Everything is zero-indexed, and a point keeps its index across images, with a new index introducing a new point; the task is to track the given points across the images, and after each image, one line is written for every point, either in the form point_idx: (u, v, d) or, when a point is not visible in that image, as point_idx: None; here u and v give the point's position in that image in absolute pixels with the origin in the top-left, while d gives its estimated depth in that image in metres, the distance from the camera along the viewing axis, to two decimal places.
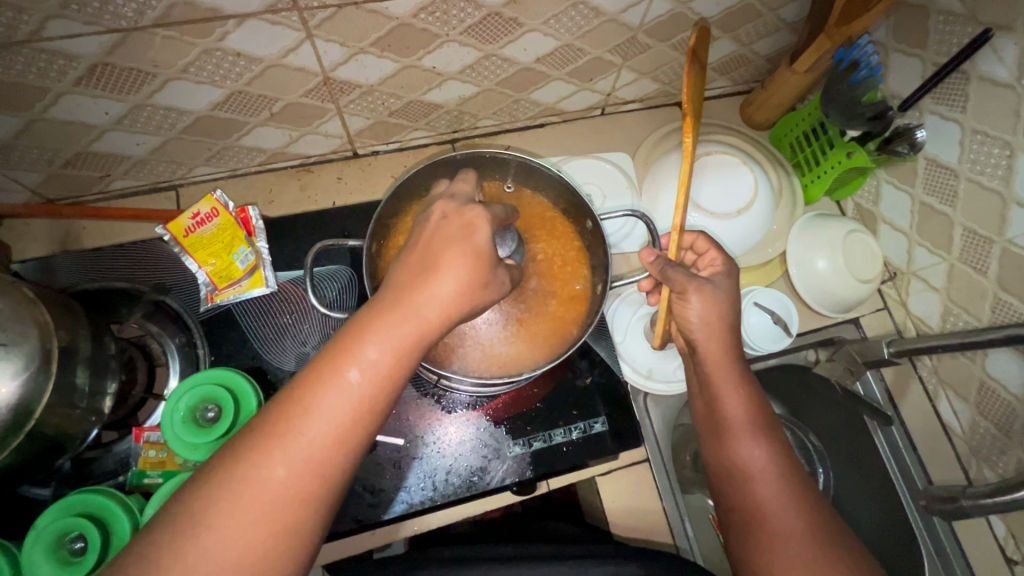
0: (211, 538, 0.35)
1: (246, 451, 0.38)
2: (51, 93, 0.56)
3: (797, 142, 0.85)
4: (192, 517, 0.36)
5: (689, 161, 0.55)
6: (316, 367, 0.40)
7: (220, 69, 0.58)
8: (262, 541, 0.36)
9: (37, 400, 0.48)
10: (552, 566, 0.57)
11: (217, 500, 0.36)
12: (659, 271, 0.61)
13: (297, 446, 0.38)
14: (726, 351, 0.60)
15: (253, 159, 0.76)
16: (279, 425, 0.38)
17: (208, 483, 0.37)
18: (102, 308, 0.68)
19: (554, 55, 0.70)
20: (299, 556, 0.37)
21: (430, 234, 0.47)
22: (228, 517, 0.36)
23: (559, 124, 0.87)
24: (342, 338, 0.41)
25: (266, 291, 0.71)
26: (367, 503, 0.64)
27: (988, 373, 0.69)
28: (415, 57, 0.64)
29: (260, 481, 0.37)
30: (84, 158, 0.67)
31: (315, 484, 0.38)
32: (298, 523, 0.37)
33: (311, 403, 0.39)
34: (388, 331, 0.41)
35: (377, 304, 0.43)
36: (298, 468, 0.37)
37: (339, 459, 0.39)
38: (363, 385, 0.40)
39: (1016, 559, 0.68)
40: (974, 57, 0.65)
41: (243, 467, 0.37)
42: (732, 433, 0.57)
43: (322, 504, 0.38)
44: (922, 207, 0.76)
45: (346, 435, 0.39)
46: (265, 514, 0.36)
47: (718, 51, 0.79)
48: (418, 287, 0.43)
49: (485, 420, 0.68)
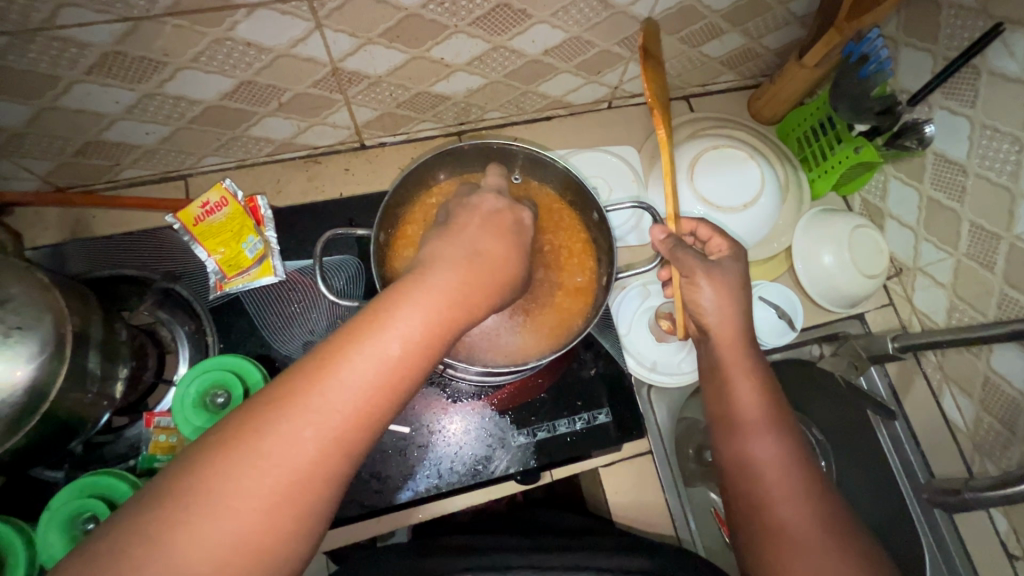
0: (221, 503, 0.33)
1: (265, 412, 0.35)
2: (63, 82, 0.57)
3: (804, 136, 0.85)
4: (204, 492, 0.33)
5: (667, 155, 0.56)
6: (347, 333, 0.38)
7: (230, 58, 0.59)
8: (279, 520, 0.34)
9: (52, 384, 0.49)
10: (564, 556, 0.57)
11: (233, 474, 0.34)
12: (670, 251, 0.61)
13: (322, 421, 0.35)
14: (737, 343, 0.60)
15: (262, 150, 0.76)
16: (303, 395, 0.36)
17: (222, 457, 0.34)
18: (114, 296, 0.69)
19: (562, 47, 0.69)
20: (309, 530, 0.35)
21: (464, 225, 0.49)
22: (241, 487, 0.33)
23: (566, 117, 0.87)
24: (376, 308, 0.39)
25: (274, 279, 0.71)
26: (373, 490, 0.65)
27: (993, 369, 0.69)
28: (424, 48, 0.64)
29: (280, 456, 0.34)
30: (95, 147, 0.68)
31: (337, 463, 0.36)
32: (313, 494, 0.35)
33: (340, 376, 0.36)
34: (427, 307, 0.40)
35: (415, 279, 0.42)
36: (321, 445, 0.35)
37: (361, 432, 0.37)
38: (398, 362, 0.38)
39: (1017, 555, 0.69)
40: (985, 52, 0.64)
41: (261, 440, 0.34)
42: (743, 428, 0.57)
43: (339, 478, 0.36)
44: (930, 203, 0.76)
45: (372, 406, 0.37)
46: (284, 492, 0.34)
47: (726, 45, 0.79)
48: (459, 271, 0.43)
49: (489, 410, 0.69)
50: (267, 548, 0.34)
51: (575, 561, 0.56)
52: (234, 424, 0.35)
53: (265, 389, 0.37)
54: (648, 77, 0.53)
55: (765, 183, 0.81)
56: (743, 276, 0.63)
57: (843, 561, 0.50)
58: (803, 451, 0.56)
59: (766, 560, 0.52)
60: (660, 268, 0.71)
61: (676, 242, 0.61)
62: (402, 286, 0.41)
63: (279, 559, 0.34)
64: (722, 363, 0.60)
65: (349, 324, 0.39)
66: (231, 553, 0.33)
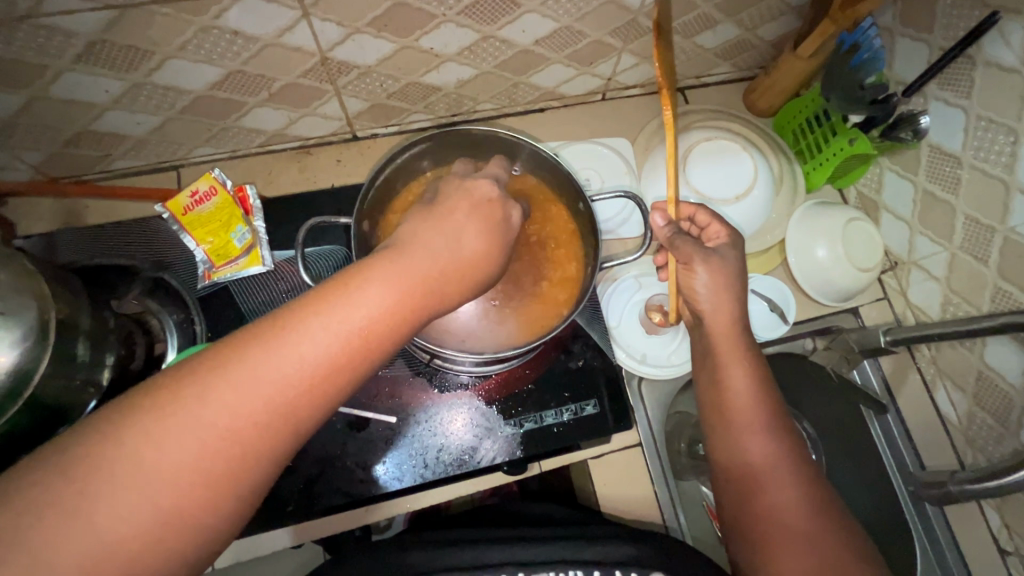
0: (156, 455, 0.33)
1: (213, 368, 0.35)
2: (52, 71, 0.57)
3: (800, 129, 0.84)
4: (138, 456, 0.33)
5: (672, 137, 0.53)
6: (311, 301, 0.38)
7: (218, 47, 0.59)
8: (216, 489, 0.34)
9: (35, 370, 0.49)
10: (548, 547, 0.58)
11: (170, 440, 0.33)
12: (669, 239, 0.61)
13: (268, 385, 0.36)
14: (733, 329, 0.59)
15: (253, 141, 0.77)
16: (254, 366, 0.36)
17: (158, 423, 0.33)
18: (102, 285, 0.69)
19: (553, 37, 0.69)
20: (243, 494, 0.35)
21: (447, 209, 0.48)
22: (179, 440, 0.33)
23: (559, 109, 0.86)
24: (342, 284, 0.39)
25: (261, 269, 0.72)
26: (359, 479, 0.65)
27: (986, 363, 0.68)
28: (412, 38, 0.64)
29: (224, 426, 0.34)
30: (86, 137, 0.68)
31: (282, 437, 0.36)
32: (251, 459, 0.35)
33: (296, 351, 0.36)
34: (396, 289, 0.40)
35: (386, 260, 0.41)
36: (268, 418, 0.36)
37: (308, 405, 0.37)
38: (357, 342, 0.38)
39: (1009, 550, 0.69)
40: (981, 42, 0.63)
41: (206, 396, 0.34)
42: (739, 427, 0.56)
43: (280, 447, 0.36)
44: (924, 195, 0.75)
45: (324, 380, 0.37)
46: (223, 462, 0.34)
47: (720, 35, 0.78)
48: (433, 256, 0.43)
49: (477, 401, 0.69)
50: (200, 517, 0.34)
51: (556, 552, 0.57)
52: (183, 376, 0.35)
53: (214, 354, 0.36)
54: (659, 57, 0.52)
55: (758, 177, 0.80)
56: (739, 264, 0.63)
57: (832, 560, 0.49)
58: (792, 441, 0.56)
59: (751, 557, 0.53)
60: (655, 253, 0.72)
61: (675, 230, 0.61)
62: (372, 263, 0.41)
63: (211, 528, 0.34)
64: (715, 351, 0.59)
65: (311, 297, 0.38)
66: (162, 519, 0.33)
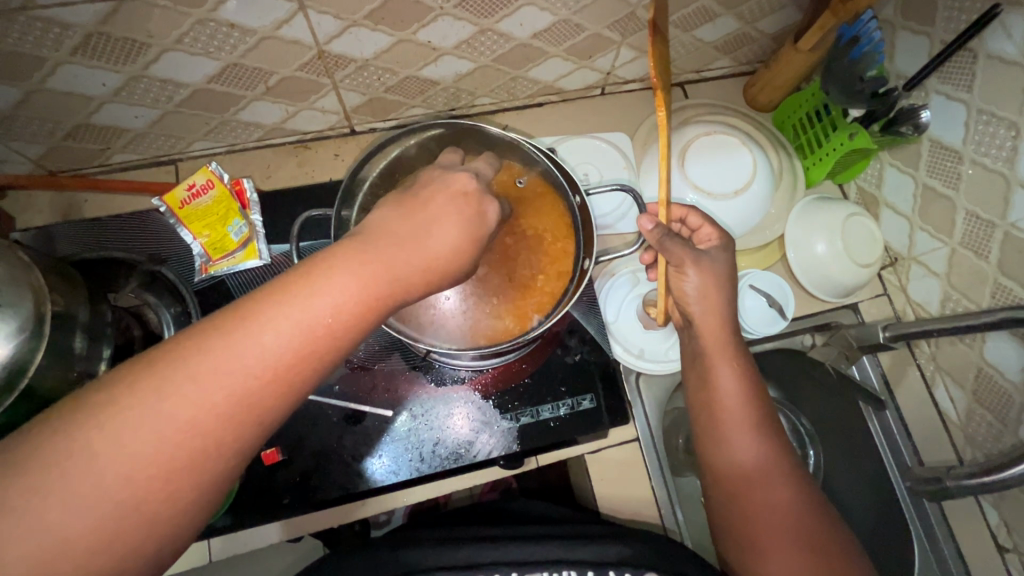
0: (118, 445, 0.33)
1: (177, 359, 0.35)
2: (49, 63, 0.57)
3: (801, 123, 0.83)
4: (100, 448, 0.33)
5: (665, 137, 0.51)
6: (275, 292, 0.38)
7: (215, 40, 0.58)
8: (178, 482, 0.34)
9: (31, 362, 0.50)
10: (541, 547, 0.58)
11: (129, 432, 0.33)
12: (658, 242, 0.58)
13: (234, 375, 0.36)
14: (721, 329, 0.59)
15: (251, 135, 0.77)
16: (216, 357, 0.36)
17: (118, 415, 0.33)
18: (99, 278, 0.69)
19: (552, 30, 0.69)
20: (210, 485, 0.35)
21: (421, 200, 0.47)
22: (141, 430, 0.33)
23: (558, 103, 0.86)
24: (306, 275, 0.39)
25: (259, 263, 0.73)
26: (355, 472, 0.66)
27: (985, 359, 0.68)
28: (410, 31, 0.63)
29: (188, 416, 0.34)
30: (85, 130, 0.68)
31: (245, 429, 0.36)
32: (217, 449, 0.35)
33: (259, 342, 0.37)
34: (362, 279, 0.40)
35: (354, 249, 0.42)
36: (231, 410, 0.36)
37: (275, 394, 0.37)
38: (321, 333, 0.38)
39: (1008, 547, 0.69)
40: (983, 35, 0.63)
41: (169, 387, 0.34)
42: (724, 427, 0.56)
43: (248, 437, 0.36)
44: (925, 190, 0.74)
45: (289, 370, 0.37)
46: (184, 454, 0.34)
47: (720, 29, 0.77)
48: (402, 247, 0.43)
49: (474, 395, 0.69)
50: (162, 510, 0.34)
51: (549, 553, 0.57)
52: (148, 368, 0.35)
53: (176, 345, 0.36)
54: (654, 50, 0.49)
55: (757, 171, 0.80)
56: (729, 267, 0.63)
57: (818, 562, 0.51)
58: (781, 440, 0.56)
59: (748, 557, 0.54)
60: (642, 252, 0.74)
61: (665, 233, 0.58)
62: (339, 254, 0.41)
63: (173, 522, 0.34)
64: (704, 350, 0.59)
65: (274, 288, 0.39)
66: (122, 513, 0.33)
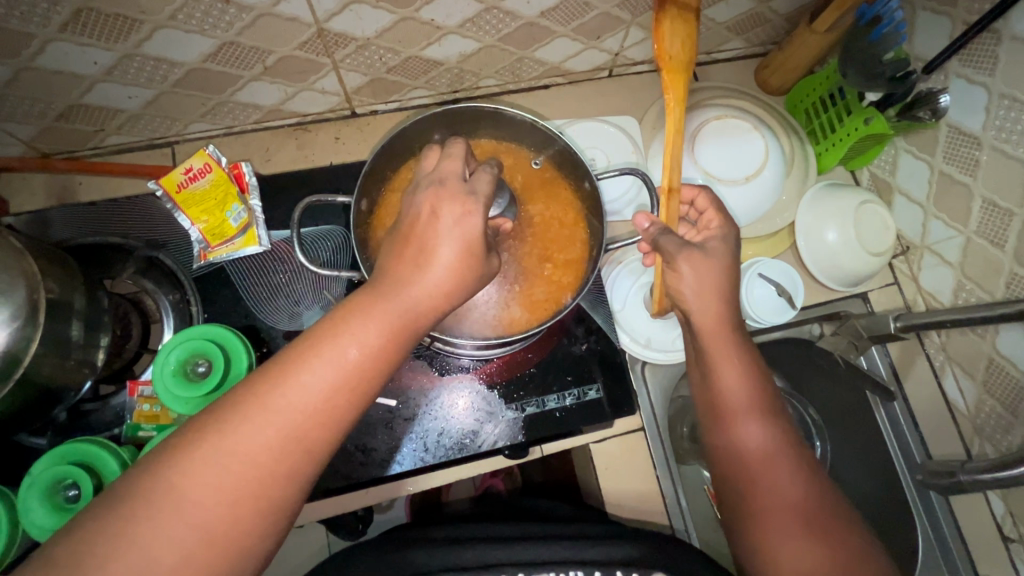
0: (189, 484, 0.36)
1: (233, 405, 0.39)
2: (37, 40, 0.55)
3: (813, 107, 0.81)
4: (174, 488, 0.36)
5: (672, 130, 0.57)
6: (309, 340, 0.41)
7: (209, 16, 0.56)
8: (243, 512, 0.37)
9: (25, 350, 0.49)
10: (549, 549, 0.57)
11: (199, 470, 0.37)
12: (653, 240, 0.59)
13: (281, 417, 0.39)
14: (721, 327, 0.57)
15: (249, 117, 0.75)
16: (265, 399, 0.39)
17: (188, 455, 0.37)
18: (95, 262, 0.68)
19: (559, 9, 0.66)
20: (272, 517, 0.38)
21: (408, 232, 0.46)
22: (209, 471, 0.37)
23: (565, 85, 0.84)
24: (334, 318, 0.42)
25: (259, 249, 0.71)
26: (359, 462, 0.65)
27: (998, 350, 0.67)
28: (413, 8, 0.61)
29: (246, 458, 0.38)
30: (77, 111, 0.66)
31: (297, 462, 0.39)
32: (273, 485, 0.38)
33: (299, 381, 0.39)
34: (382, 313, 0.42)
35: (371, 293, 0.43)
36: (283, 443, 0.39)
37: (320, 431, 0.40)
38: (353, 369, 0.41)
39: (1013, 538, 0.69)
40: (1008, 15, 0.60)
41: (228, 433, 0.38)
42: (731, 414, 0.56)
43: (298, 472, 0.39)
44: (941, 177, 0.72)
45: (328, 408, 0.40)
46: (248, 487, 0.37)
47: (734, 9, 0.74)
48: (414, 276, 0.44)
49: (480, 384, 0.68)
50: (234, 538, 0.37)
51: (557, 554, 0.56)
52: (209, 417, 0.39)
53: (233, 391, 0.40)
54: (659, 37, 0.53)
55: (768, 157, 0.78)
56: (729, 259, 0.60)
57: (827, 557, 0.50)
58: (790, 430, 0.56)
59: (757, 558, 0.52)
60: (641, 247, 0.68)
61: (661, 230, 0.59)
62: (358, 299, 0.43)
63: (246, 548, 0.38)
64: (705, 349, 0.57)
65: (309, 335, 0.41)
66: (199, 543, 0.36)
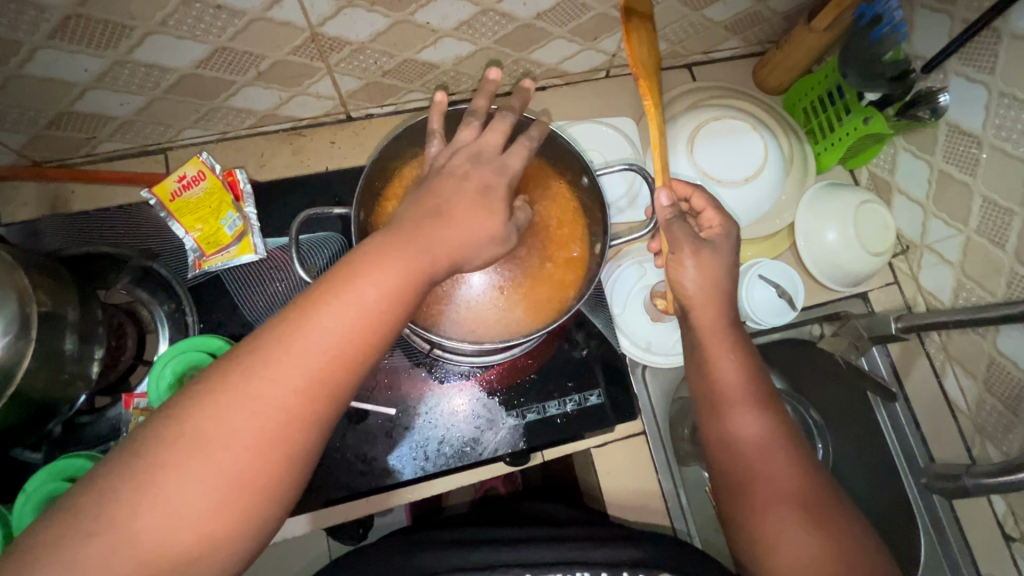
0: (215, 429, 0.36)
1: (252, 353, 0.38)
2: (25, 48, 0.54)
3: (812, 106, 0.81)
4: (200, 434, 0.36)
5: (656, 126, 0.55)
6: (325, 287, 0.41)
7: (201, 22, 0.55)
8: (270, 453, 0.37)
9: (18, 365, 0.48)
10: (555, 550, 0.57)
11: (226, 412, 0.37)
12: (668, 221, 0.57)
13: (303, 361, 0.38)
14: (718, 323, 0.56)
15: (243, 122, 0.74)
16: (285, 344, 0.39)
17: (211, 402, 0.37)
18: (88, 273, 0.67)
19: (556, 10, 0.65)
20: (298, 459, 0.39)
21: (430, 194, 0.47)
22: (234, 416, 0.37)
23: (561, 87, 0.83)
24: (346, 270, 0.41)
25: (255, 257, 0.70)
26: (358, 471, 0.64)
27: (999, 349, 0.66)
28: (408, 11, 0.60)
29: (270, 402, 0.37)
30: (68, 118, 0.65)
31: (320, 405, 0.39)
32: (299, 427, 0.38)
33: (320, 326, 0.39)
34: (398, 261, 0.42)
35: (386, 242, 0.43)
36: (306, 386, 0.38)
37: (341, 374, 0.40)
38: (371, 313, 0.40)
39: (1015, 536, 0.69)
40: (1009, 12, 0.59)
41: (251, 379, 0.38)
42: (722, 405, 0.55)
43: (321, 415, 0.39)
44: (941, 175, 0.72)
45: (349, 351, 0.40)
46: (274, 429, 0.37)
47: (731, 8, 0.74)
48: (425, 226, 0.44)
49: (479, 391, 0.68)
50: (263, 478, 0.37)
51: (564, 555, 0.56)
52: (229, 366, 0.38)
53: (253, 338, 0.39)
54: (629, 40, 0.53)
55: (768, 158, 0.78)
56: (733, 255, 0.59)
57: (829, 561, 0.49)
58: (792, 433, 0.55)
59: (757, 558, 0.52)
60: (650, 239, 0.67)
61: (677, 212, 0.57)
62: (373, 247, 0.43)
63: (276, 489, 0.38)
64: (701, 343, 0.57)
65: (325, 282, 0.41)
66: (230, 483, 0.36)
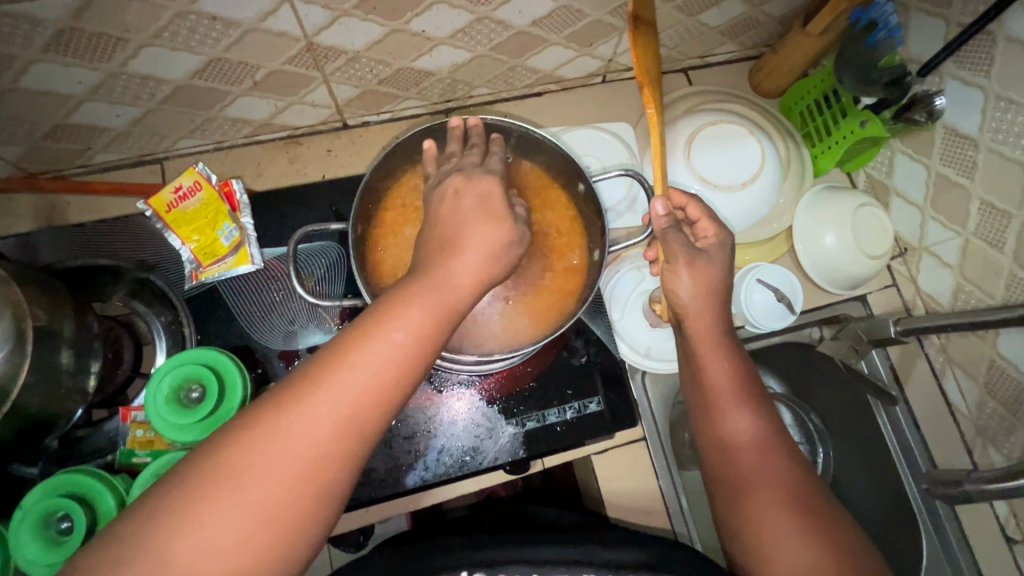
0: (245, 469, 0.36)
1: (285, 392, 0.38)
2: (19, 61, 0.54)
3: (808, 110, 0.80)
4: (231, 473, 0.36)
5: (656, 134, 0.55)
6: (359, 326, 0.41)
7: (196, 33, 0.55)
8: (299, 494, 0.37)
9: (13, 382, 0.48)
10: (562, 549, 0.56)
11: (257, 452, 0.37)
12: (664, 231, 0.55)
13: (334, 400, 0.38)
14: (713, 332, 0.57)
15: (239, 131, 0.73)
16: (317, 384, 0.38)
17: (243, 441, 0.37)
18: (84, 287, 0.67)
19: (551, 17, 0.65)
20: (327, 501, 0.38)
21: (435, 213, 0.49)
22: (265, 455, 0.36)
23: (558, 93, 0.83)
24: (377, 309, 0.42)
25: (251, 268, 0.69)
26: (359, 482, 0.64)
27: (1000, 352, 0.66)
28: (403, 20, 0.60)
29: (302, 442, 0.37)
30: (63, 130, 0.65)
31: (349, 445, 0.38)
32: (329, 467, 0.38)
33: (351, 365, 0.39)
34: (428, 298, 0.42)
35: (418, 281, 0.43)
36: (337, 426, 0.38)
37: (372, 414, 0.39)
38: (402, 353, 0.40)
39: (1017, 539, 0.69)
40: (1004, 15, 0.60)
41: (283, 418, 0.37)
42: (718, 409, 0.56)
43: (351, 456, 0.39)
44: (938, 178, 0.72)
45: (381, 391, 0.39)
46: (302, 469, 0.37)
47: (727, 13, 0.74)
48: (452, 261, 0.44)
49: (478, 399, 0.68)
50: (291, 520, 0.37)
51: (573, 554, 0.55)
52: (263, 405, 0.38)
53: (285, 378, 0.40)
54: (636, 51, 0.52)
55: (765, 162, 0.78)
56: (727, 265, 0.60)
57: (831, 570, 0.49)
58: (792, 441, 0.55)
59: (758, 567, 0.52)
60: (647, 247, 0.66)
61: (673, 222, 0.55)
62: (405, 287, 0.43)
63: (303, 533, 0.37)
64: (695, 351, 0.57)
65: (358, 322, 0.41)
66: (258, 524, 0.36)
